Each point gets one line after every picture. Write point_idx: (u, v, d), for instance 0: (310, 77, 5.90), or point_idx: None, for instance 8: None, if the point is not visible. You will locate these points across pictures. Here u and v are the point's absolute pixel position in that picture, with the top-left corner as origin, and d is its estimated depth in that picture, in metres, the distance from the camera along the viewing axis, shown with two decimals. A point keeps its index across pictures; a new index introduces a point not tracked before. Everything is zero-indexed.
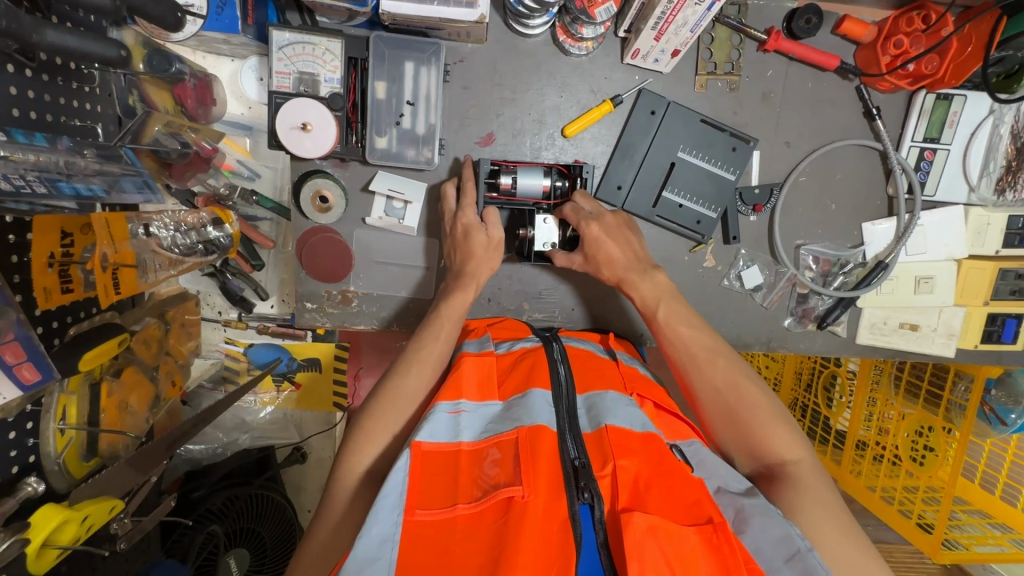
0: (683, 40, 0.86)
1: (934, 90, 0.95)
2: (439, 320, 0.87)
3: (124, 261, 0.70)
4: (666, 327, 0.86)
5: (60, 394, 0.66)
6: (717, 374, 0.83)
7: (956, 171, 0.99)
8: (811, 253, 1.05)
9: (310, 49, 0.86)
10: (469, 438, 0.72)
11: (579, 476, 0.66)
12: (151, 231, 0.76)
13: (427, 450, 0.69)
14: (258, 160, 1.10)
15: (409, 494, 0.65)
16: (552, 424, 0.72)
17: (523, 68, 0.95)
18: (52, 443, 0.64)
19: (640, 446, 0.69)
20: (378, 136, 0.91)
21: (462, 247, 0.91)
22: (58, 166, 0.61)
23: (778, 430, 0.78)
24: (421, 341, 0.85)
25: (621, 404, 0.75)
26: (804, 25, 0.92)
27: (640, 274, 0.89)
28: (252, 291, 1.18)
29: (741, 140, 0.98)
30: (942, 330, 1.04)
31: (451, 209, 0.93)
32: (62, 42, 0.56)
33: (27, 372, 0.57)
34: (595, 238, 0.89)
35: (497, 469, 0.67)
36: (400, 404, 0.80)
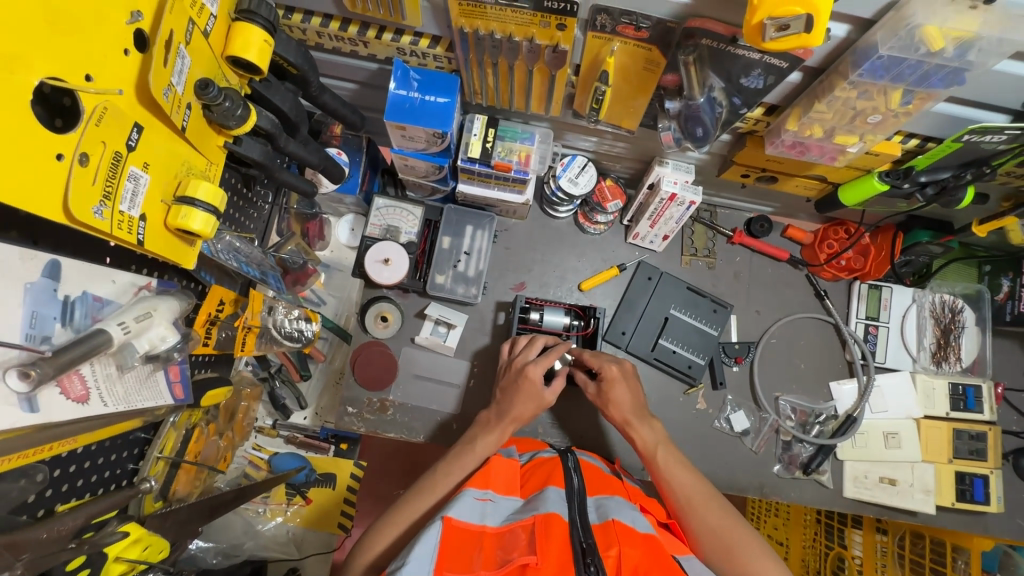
0: (671, 229, 1.18)
1: (866, 280, 1.24)
2: (494, 419, 1.00)
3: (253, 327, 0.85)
4: (664, 466, 0.91)
5: (170, 427, 0.77)
6: (711, 513, 0.85)
7: (898, 344, 1.22)
8: (789, 404, 1.21)
9: (399, 211, 1.19)
10: (493, 522, 0.81)
11: (586, 553, 0.75)
12: (272, 313, 0.92)
13: (456, 524, 0.78)
14: (327, 290, 1.35)
15: (438, 556, 0.73)
16: (565, 514, 0.82)
17: (552, 239, 1.27)
18: (148, 469, 0.73)
19: (641, 541, 0.77)
20: (438, 274, 1.18)
21: (515, 396, 1.00)
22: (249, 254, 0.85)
23: (770, 568, 0.80)
24: (474, 436, 0.99)
25: (626, 508, 0.85)
26: (759, 228, 1.25)
27: (640, 419, 0.97)
28: (294, 400, 1.32)
29: (720, 305, 1.23)
30: (919, 486, 1.13)
31: (528, 359, 1.04)
32: (288, 181, 0.80)
33: (179, 389, 0.72)
34: (612, 378, 1.00)
35: (516, 545, 0.76)
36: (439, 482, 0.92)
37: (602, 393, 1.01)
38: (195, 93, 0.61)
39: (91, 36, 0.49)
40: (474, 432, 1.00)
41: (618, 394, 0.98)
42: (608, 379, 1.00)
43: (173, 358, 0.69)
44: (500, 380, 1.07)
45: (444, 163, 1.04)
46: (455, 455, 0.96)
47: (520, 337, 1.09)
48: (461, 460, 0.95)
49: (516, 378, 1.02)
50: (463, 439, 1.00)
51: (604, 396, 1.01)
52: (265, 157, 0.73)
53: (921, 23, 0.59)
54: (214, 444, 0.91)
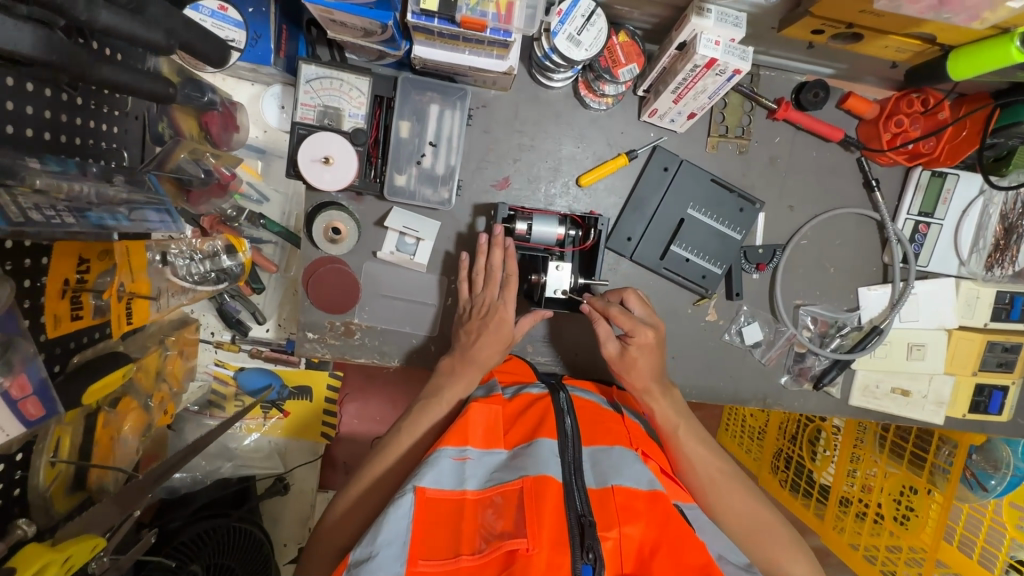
0: (700, 105, 0.90)
1: (930, 167, 1.00)
2: (466, 360, 0.88)
3: (139, 290, 0.68)
4: (685, 445, 0.87)
5: (55, 425, 0.62)
6: (737, 497, 0.84)
7: (948, 245, 1.04)
8: (809, 314, 1.07)
9: (336, 84, 0.87)
10: (474, 486, 0.71)
11: (585, 534, 0.66)
12: (166, 259, 0.77)
13: (431, 496, 0.69)
14: (269, 184, 1.11)
15: (411, 544, 0.64)
16: (559, 475, 0.72)
17: (543, 117, 0.97)
18: (41, 477, 0.61)
19: (646, 507, 0.70)
20: (397, 173, 0.91)
21: (481, 336, 0.89)
22: (89, 196, 0.58)
23: (794, 551, 0.81)
24: (443, 380, 0.89)
25: (629, 462, 0.76)
26: (812, 98, 0.96)
27: (662, 389, 0.89)
28: (249, 315, 1.16)
29: (748, 201, 1.01)
30: (932, 398, 1.07)
31: (491, 299, 0.91)
32: (116, 79, 0.50)
33: (30, 409, 0.52)
34: (647, 343, 0.86)
35: (500, 521, 0.67)
36: (406, 439, 0.83)
37: (626, 357, 0.88)
38: None
39: None
40: (443, 375, 0.89)
41: (644, 363, 0.87)
42: (639, 344, 0.86)
43: None
44: (463, 323, 0.93)
45: (388, 21, 0.72)
46: (423, 407, 0.86)
47: (475, 271, 0.93)
48: (431, 409, 0.85)
49: (481, 323, 0.89)
50: (431, 383, 0.90)
51: (628, 363, 0.88)
52: (53, 48, 0.42)
53: None
54: (140, 407, 0.76)
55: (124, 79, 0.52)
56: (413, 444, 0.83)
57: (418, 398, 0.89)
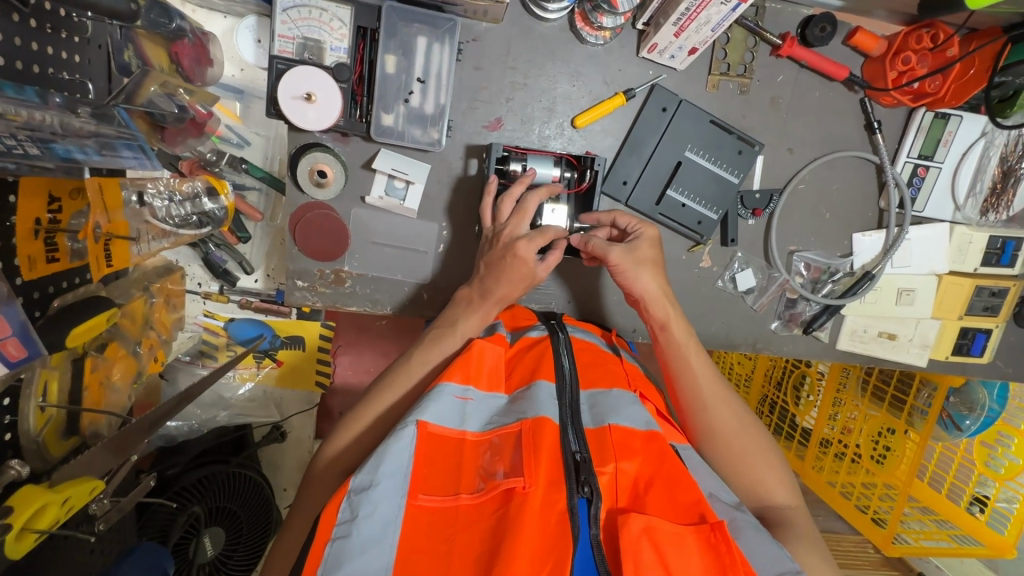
0: (703, 39, 0.85)
1: (933, 109, 0.97)
2: (485, 297, 0.85)
3: (116, 231, 0.66)
4: (683, 359, 0.85)
5: (41, 370, 0.62)
6: (732, 415, 0.83)
7: (945, 190, 1.02)
8: (802, 260, 1.07)
9: (315, 14, 0.82)
10: (474, 428, 0.71)
11: (579, 470, 0.65)
12: (143, 199, 0.77)
13: (433, 431, 0.68)
14: (249, 126, 1.05)
15: (412, 477, 0.63)
16: (555, 416, 0.71)
17: (537, 52, 0.92)
18: (31, 422, 0.60)
19: (642, 446, 0.70)
20: (385, 113, 0.87)
21: (500, 274, 0.84)
22: (53, 125, 0.55)
23: (778, 476, 0.80)
24: (457, 313, 0.86)
25: (624, 403, 0.76)
26: (818, 33, 0.92)
27: (667, 293, 0.87)
28: (236, 264, 1.14)
29: (747, 144, 0.99)
30: (917, 341, 1.09)
31: (519, 233, 0.86)
32: None
33: (13, 349, 0.51)
34: (652, 238, 0.89)
35: (499, 461, 0.66)
36: (415, 369, 0.80)
37: (636, 250, 0.87)
38: None
39: None
40: (457, 309, 0.87)
41: (652, 254, 0.88)
42: (647, 236, 0.88)
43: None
44: (484, 253, 0.89)
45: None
46: (436, 337, 0.83)
47: (504, 200, 0.87)
48: (446, 341, 0.83)
49: (504, 254, 0.85)
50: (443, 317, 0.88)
51: (633, 259, 0.86)
52: None
53: None
54: (131, 352, 0.77)
55: None
56: (421, 374, 0.80)
57: (428, 329, 0.86)
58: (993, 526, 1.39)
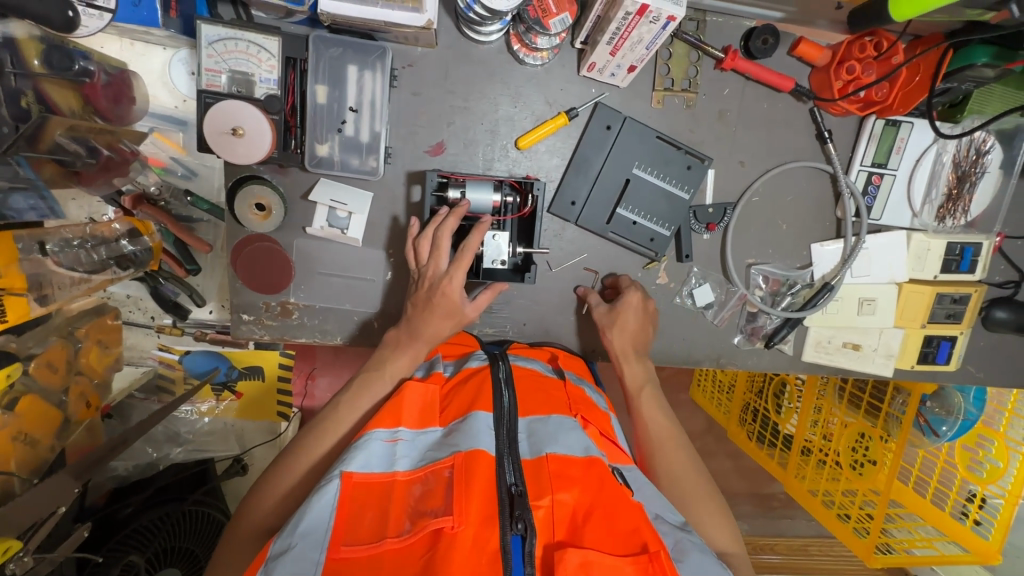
0: (639, 57, 0.84)
1: (883, 116, 0.96)
2: (415, 336, 0.81)
3: (10, 285, 0.71)
4: (643, 406, 0.89)
5: None
6: (677, 458, 0.82)
7: (901, 197, 1.01)
8: (761, 273, 1.05)
9: (242, 46, 0.80)
10: (405, 468, 0.68)
11: (514, 505, 0.63)
12: (46, 249, 0.78)
13: (359, 480, 0.65)
14: (193, 158, 1.03)
15: (334, 529, 0.60)
16: (491, 448, 0.70)
17: (476, 75, 0.91)
18: None
19: (581, 473, 0.68)
20: (318, 143, 0.85)
21: (429, 315, 0.80)
22: None
23: (721, 521, 0.76)
24: (387, 353, 0.82)
25: (560, 430, 0.74)
26: (761, 45, 0.90)
27: (640, 354, 0.94)
28: (188, 297, 1.12)
29: (696, 159, 0.97)
30: (882, 350, 1.06)
31: (441, 272, 0.81)
32: None
33: None
34: (632, 303, 0.94)
35: (428, 500, 0.64)
36: (341, 417, 0.76)
37: (615, 312, 0.94)
38: None
39: None
40: (386, 348, 0.83)
41: (629, 317, 0.94)
42: (628, 301, 0.94)
43: None
44: (411, 294, 0.84)
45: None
46: (363, 383, 0.79)
47: (422, 241, 0.83)
48: (374, 386, 0.78)
49: (428, 296, 0.81)
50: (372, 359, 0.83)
51: (613, 320, 0.94)
52: None
53: None
54: (57, 398, 0.80)
55: None
56: (350, 422, 0.76)
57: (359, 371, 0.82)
58: (979, 530, 1.34)
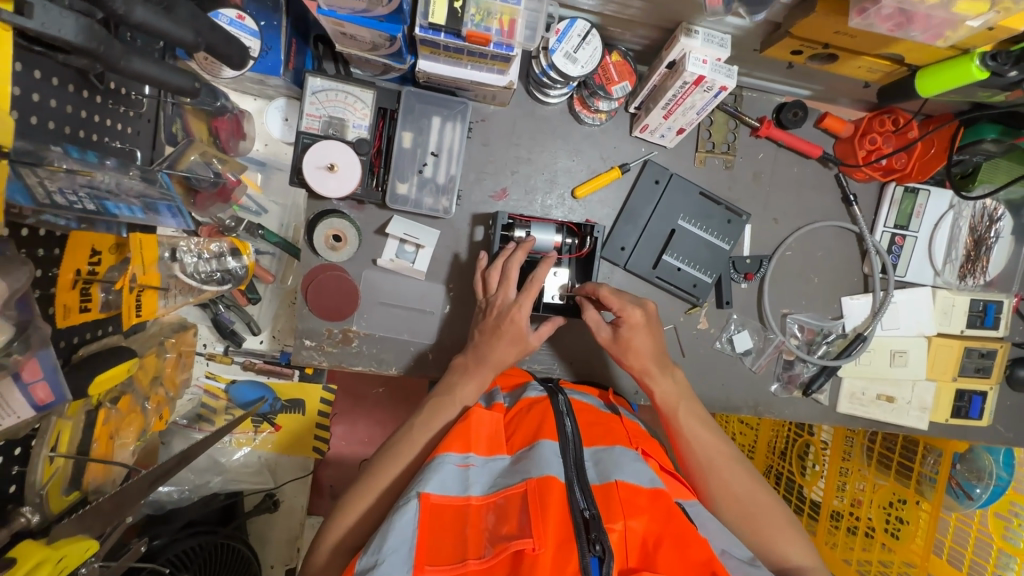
0: (689, 120, 0.95)
1: (903, 183, 1.06)
2: (482, 363, 0.85)
3: (149, 282, 0.69)
4: (686, 425, 0.85)
5: (57, 419, 0.63)
6: (733, 478, 0.81)
7: (923, 257, 1.09)
8: (796, 322, 1.10)
9: (341, 96, 0.91)
10: (479, 492, 0.67)
11: (590, 527, 0.64)
12: (174, 255, 0.79)
13: (436, 502, 0.64)
14: (268, 196, 1.12)
15: (417, 549, 0.60)
16: (561, 475, 0.70)
17: (540, 132, 1.02)
18: (39, 473, 0.61)
19: (648, 503, 0.68)
20: (400, 182, 0.94)
21: (497, 340, 0.86)
22: (108, 185, 0.62)
23: (790, 536, 0.78)
24: (454, 378, 0.86)
25: (630, 461, 0.74)
26: (792, 117, 1.02)
27: (661, 370, 0.87)
28: (244, 325, 1.16)
29: (735, 214, 1.06)
30: (916, 403, 1.10)
31: (510, 300, 0.87)
32: (145, 72, 0.53)
33: (40, 392, 0.56)
34: (635, 324, 0.86)
35: (505, 524, 0.63)
36: (412, 438, 0.78)
37: (620, 340, 0.88)
38: None
39: None
40: (452, 374, 0.86)
41: (639, 342, 0.87)
42: (630, 324, 0.86)
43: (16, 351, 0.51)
44: (478, 322, 0.90)
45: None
46: (434, 406, 0.82)
47: (491, 271, 0.90)
48: (444, 409, 0.81)
49: (498, 323, 0.86)
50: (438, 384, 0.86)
51: (621, 347, 0.88)
52: (91, 36, 0.45)
53: None
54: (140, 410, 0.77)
55: (150, 71, 0.53)
56: (423, 444, 0.78)
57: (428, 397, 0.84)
58: None
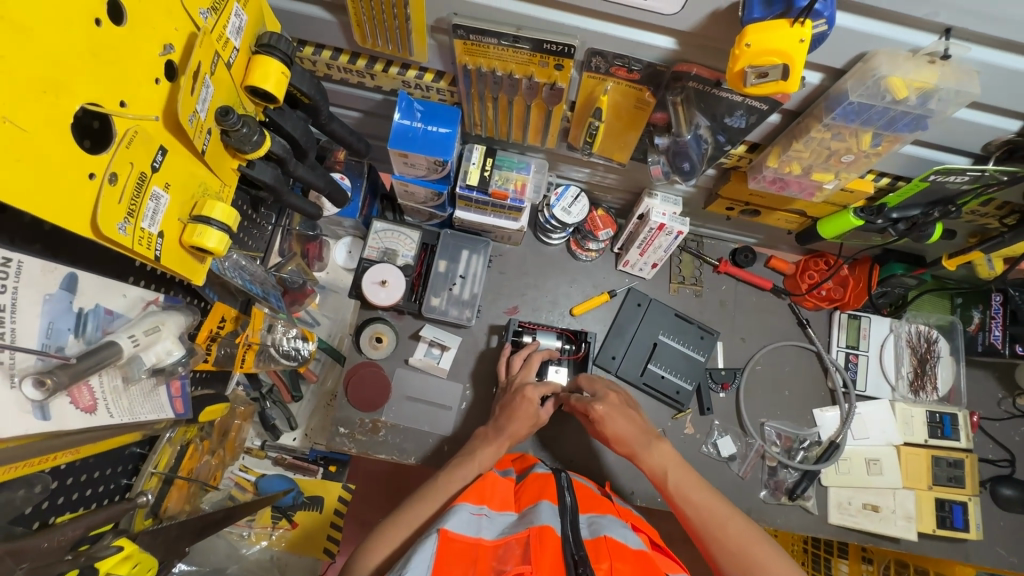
0: (659, 257, 1.22)
1: (846, 310, 1.28)
2: (501, 432, 1.00)
3: (253, 343, 0.88)
4: (677, 492, 0.89)
5: (165, 443, 0.76)
6: (730, 536, 0.82)
7: (877, 373, 1.26)
8: (773, 429, 1.24)
9: (397, 235, 1.22)
10: (490, 535, 0.75)
11: (578, 563, 0.70)
12: (271, 331, 0.96)
13: (453, 537, 0.72)
14: (322, 311, 1.28)
15: (434, 566, 0.67)
16: (558, 527, 0.77)
17: (545, 265, 1.30)
18: (143, 485, 0.71)
19: (632, 556, 0.72)
20: (434, 297, 1.20)
21: (512, 412, 1.03)
22: (254, 275, 0.89)
23: None
24: (476, 445, 1.00)
25: (618, 525, 0.80)
26: (743, 258, 1.31)
27: (645, 446, 0.95)
28: (284, 422, 1.28)
29: (707, 331, 1.27)
30: (900, 512, 1.16)
31: (528, 381, 1.09)
32: (300, 206, 0.83)
33: (180, 404, 0.68)
34: (601, 416, 1.00)
35: (510, 559, 0.69)
36: (437, 491, 0.89)
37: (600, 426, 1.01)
38: (216, 120, 0.60)
39: (124, 62, 0.47)
40: (474, 443, 1.01)
41: (614, 426, 0.98)
42: (599, 415, 1.00)
43: (177, 371, 0.66)
44: (498, 400, 1.10)
45: (448, 158, 0.94)
46: (457, 465, 0.94)
47: (515, 358, 1.14)
48: (465, 469, 0.93)
49: (513, 398, 1.06)
50: (462, 452, 0.99)
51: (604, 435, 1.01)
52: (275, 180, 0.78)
53: (885, 74, 0.64)
54: (207, 461, 0.92)
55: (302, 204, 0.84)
56: (447, 495, 0.89)
57: (452, 458, 0.97)
58: None
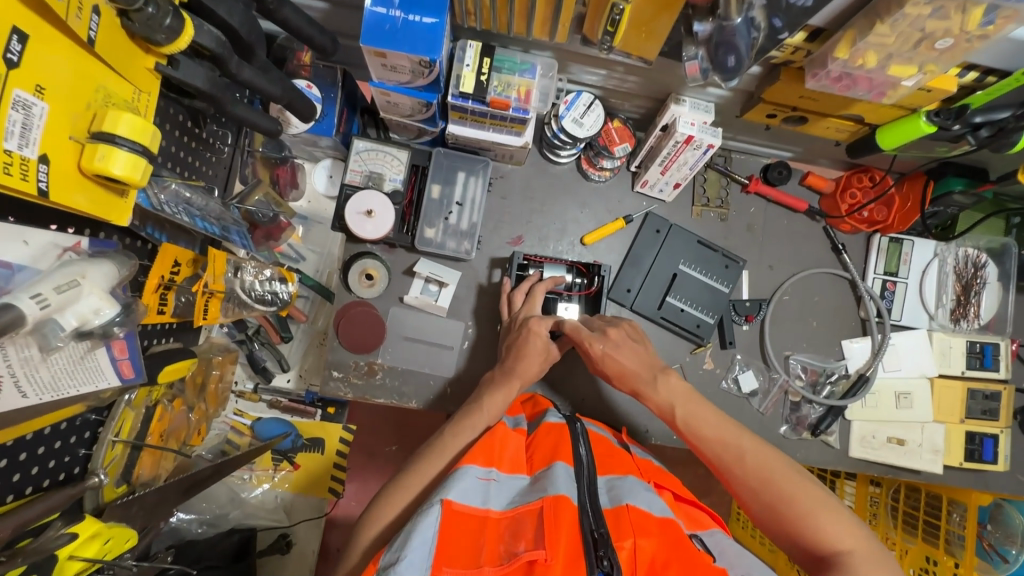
0: (683, 176, 1.06)
1: (887, 233, 1.15)
2: (509, 377, 0.91)
3: (217, 291, 0.80)
4: (687, 428, 0.83)
5: (123, 409, 0.71)
6: (748, 469, 0.77)
7: (916, 301, 1.16)
8: (799, 363, 1.16)
9: (382, 156, 1.06)
10: (498, 506, 0.67)
11: (598, 543, 0.63)
12: (240, 273, 0.86)
13: (458, 510, 0.64)
14: (306, 246, 1.15)
15: (437, 548, 0.60)
16: (574, 497, 0.69)
17: (552, 187, 1.15)
18: (101, 456, 0.68)
19: (657, 529, 0.65)
20: (428, 228, 1.07)
21: (520, 351, 0.94)
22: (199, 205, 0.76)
23: (825, 517, 0.70)
24: (482, 392, 0.91)
25: (641, 490, 0.72)
26: (777, 175, 1.15)
27: (650, 383, 0.89)
28: (274, 363, 1.20)
29: (732, 260, 1.15)
30: (928, 446, 1.11)
31: (532, 315, 0.99)
32: (243, 116, 0.69)
33: (125, 368, 0.64)
34: (601, 355, 0.93)
35: (521, 539, 0.62)
36: (442, 447, 0.82)
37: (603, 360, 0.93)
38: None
39: None
40: (480, 390, 0.92)
41: (618, 361, 0.92)
42: (600, 351, 0.92)
43: (114, 333, 0.59)
44: (503, 340, 1.01)
45: (435, 57, 0.77)
46: (462, 416, 0.86)
47: (516, 293, 1.04)
48: (472, 421, 0.85)
49: (519, 334, 0.96)
50: (468, 400, 0.91)
51: (606, 373, 0.94)
52: (213, 84, 0.63)
53: None
54: (183, 416, 0.87)
55: (247, 114, 0.69)
56: (453, 450, 0.81)
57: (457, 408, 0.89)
58: None
